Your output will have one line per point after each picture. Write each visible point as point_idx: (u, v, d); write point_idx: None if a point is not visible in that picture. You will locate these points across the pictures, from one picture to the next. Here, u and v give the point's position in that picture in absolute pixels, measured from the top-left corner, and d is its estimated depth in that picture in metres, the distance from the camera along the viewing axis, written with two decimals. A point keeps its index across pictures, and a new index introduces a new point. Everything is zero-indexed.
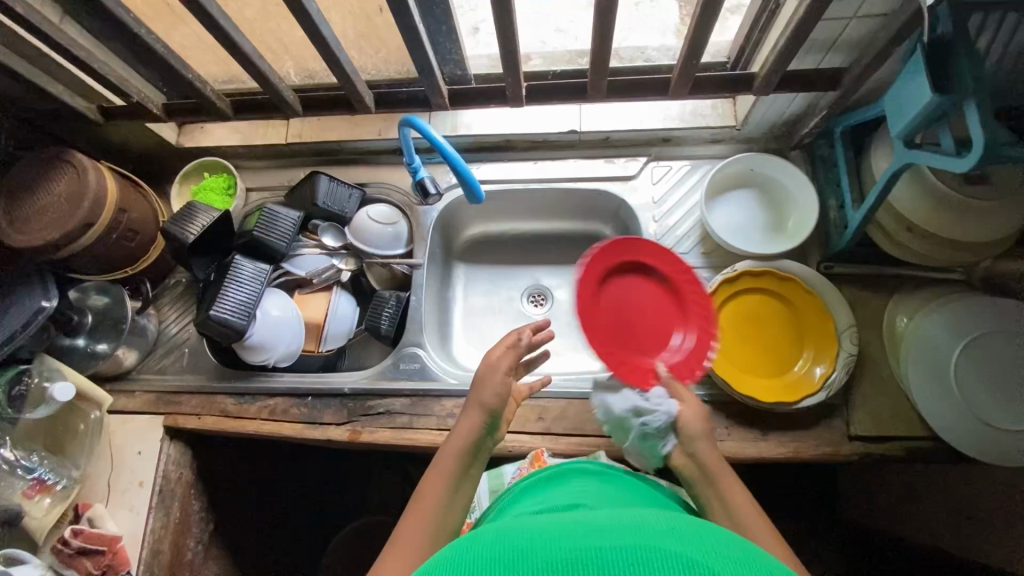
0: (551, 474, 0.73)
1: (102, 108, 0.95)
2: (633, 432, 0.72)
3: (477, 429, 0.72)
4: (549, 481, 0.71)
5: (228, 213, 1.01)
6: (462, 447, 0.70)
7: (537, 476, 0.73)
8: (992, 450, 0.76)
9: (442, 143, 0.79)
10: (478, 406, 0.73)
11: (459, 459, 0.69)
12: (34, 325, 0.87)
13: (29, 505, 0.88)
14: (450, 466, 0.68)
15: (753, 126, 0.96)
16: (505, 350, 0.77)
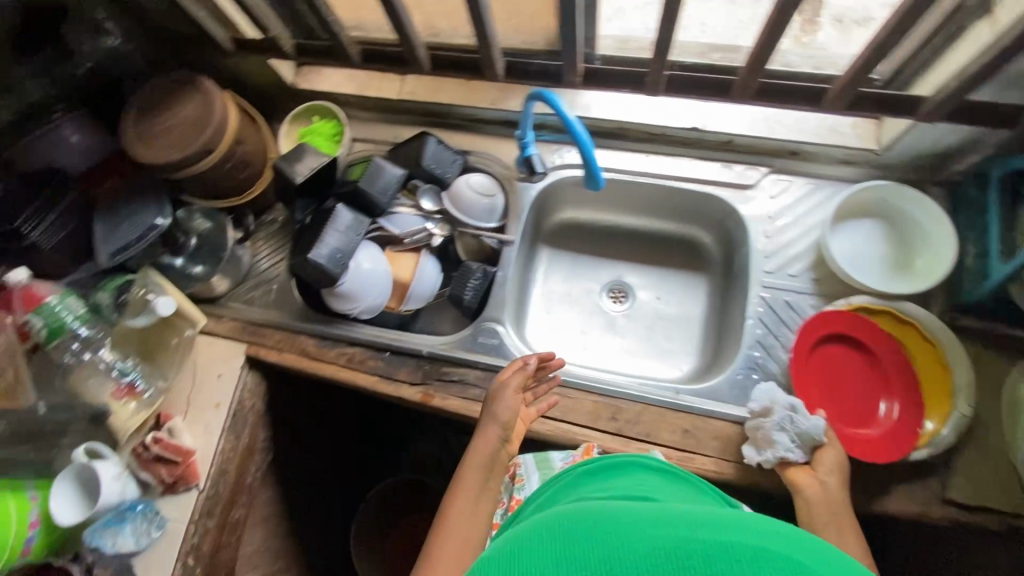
0: (602, 465, 0.71)
1: (236, 39, 0.95)
2: (777, 420, 0.78)
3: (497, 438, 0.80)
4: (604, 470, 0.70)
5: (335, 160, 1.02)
6: (483, 458, 0.78)
7: (591, 466, 0.72)
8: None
9: (573, 122, 0.73)
10: (492, 421, 0.81)
11: (484, 466, 0.78)
12: (146, 240, 0.92)
13: (115, 406, 0.93)
14: (475, 474, 0.76)
15: (894, 153, 0.89)
16: (513, 371, 0.84)
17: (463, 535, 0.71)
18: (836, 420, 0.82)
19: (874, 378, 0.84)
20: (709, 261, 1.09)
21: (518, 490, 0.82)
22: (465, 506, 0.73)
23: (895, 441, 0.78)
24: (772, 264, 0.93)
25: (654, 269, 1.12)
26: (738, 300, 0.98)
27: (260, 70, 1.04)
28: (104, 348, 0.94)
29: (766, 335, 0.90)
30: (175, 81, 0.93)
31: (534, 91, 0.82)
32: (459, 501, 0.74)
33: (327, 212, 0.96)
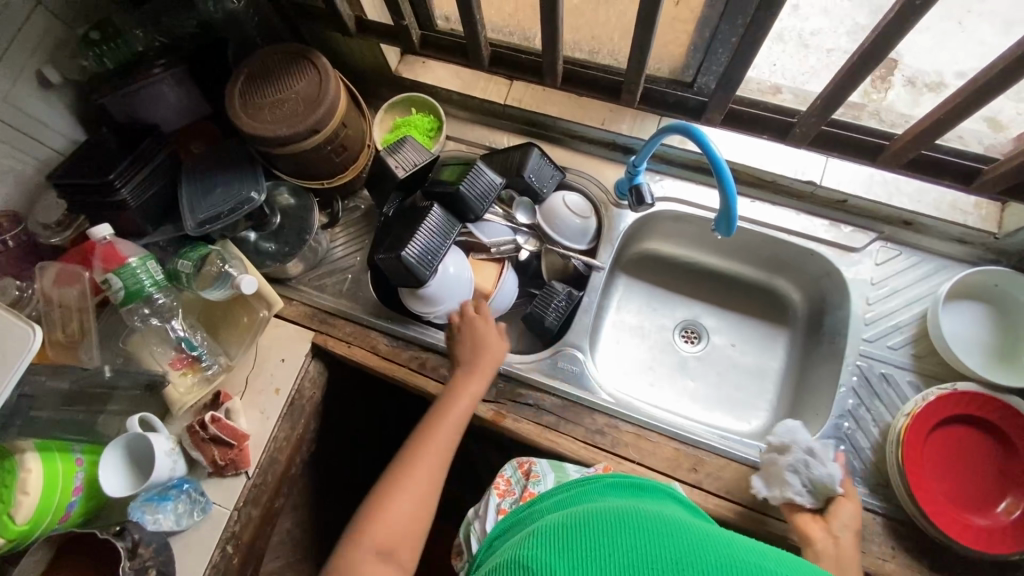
0: (627, 483, 0.60)
1: (358, 19, 0.90)
2: (797, 457, 0.77)
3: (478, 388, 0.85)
4: (624, 484, 0.59)
5: (433, 159, 0.99)
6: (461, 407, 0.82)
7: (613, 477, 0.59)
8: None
9: (721, 160, 0.72)
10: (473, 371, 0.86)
11: (466, 395, 0.84)
12: (239, 213, 0.88)
13: (174, 376, 0.90)
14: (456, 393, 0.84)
15: (1015, 241, 0.87)
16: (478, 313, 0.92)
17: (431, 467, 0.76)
18: (949, 501, 0.79)
19: (1001, 466, 0.79)
20: (794, 316, 1.06)
21: (534, 485, 0.80)
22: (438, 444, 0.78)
23: (1013, 540, 0.75)
24: (872, 332, 0.90)
25: (733, 314, 1.09)
26: (824, 363, 0.95)
27: (369, 53, 1.00)
28: (177, 319, 0.92)
29: (859, 406, 0.87)
30: (286, 53, 0.89)
31: (673, 123, 0.79)
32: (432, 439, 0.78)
33: (420, 211, 0.93)
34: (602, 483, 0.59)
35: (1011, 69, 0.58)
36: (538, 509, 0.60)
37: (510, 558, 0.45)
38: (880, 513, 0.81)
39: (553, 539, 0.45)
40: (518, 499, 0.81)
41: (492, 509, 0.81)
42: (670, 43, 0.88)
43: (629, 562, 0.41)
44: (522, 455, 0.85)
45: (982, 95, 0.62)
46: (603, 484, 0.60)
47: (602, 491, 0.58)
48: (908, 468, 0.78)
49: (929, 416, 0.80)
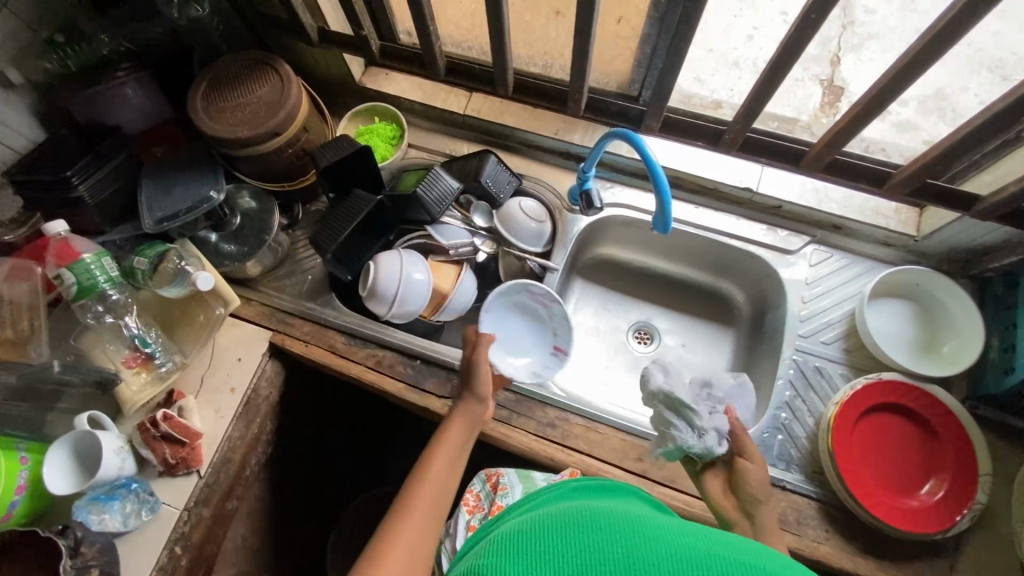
0: (591, 483, 0.62)
1: (321, 30, 0.94)
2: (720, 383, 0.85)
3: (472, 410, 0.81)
4: (591, 486, 0.61)
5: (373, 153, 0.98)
6: (459, 433, 0.76)
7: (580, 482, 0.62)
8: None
9: (656, 163, 0.77)
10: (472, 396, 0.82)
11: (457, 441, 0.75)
12: (198, 211, 0.90)
13: (127, 374, 0.89)
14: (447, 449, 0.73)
15: (932, 243, 0.94)
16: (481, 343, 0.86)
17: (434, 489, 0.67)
18: (877, 485, 0.83)
19: (923, 451, 0.84)
20: (738, 317, 1.11)
21: (501, 498, 0.83)
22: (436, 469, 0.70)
23: (935, 519, 0.80)
24: (807, 328, 0.96)
25: (683, 316, 1.14)
26: (765, 360, 1.00)
27: (333, 64, 1.05)
28: (130, 314, 0.91)
29: (795, 398, 0.92)
30: (251, 60, 0.93)
31: (616, 130, 0.85)
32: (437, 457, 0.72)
33: (350, 201, 0.97)
34: (568, 486, 0.62)
35: (903, 76, 0.65)
36: (504, 519, 0.60)
37: (469, 565, 0.46)
38: (814, 497, 0.85)
39: (511, 549, 0.43)
40: (486, 514, 0.85)
41: (464, 526, 0.84)
42: (616, 58, 0.94)
43: (585, 562, 0.40)
44: (490, 469, 0.90)
45: (882, 101, 0.69)
46: (568, 488, 0.61)
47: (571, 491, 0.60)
48: (838, 454, 0.83)
49: (857, 405, 0.85)
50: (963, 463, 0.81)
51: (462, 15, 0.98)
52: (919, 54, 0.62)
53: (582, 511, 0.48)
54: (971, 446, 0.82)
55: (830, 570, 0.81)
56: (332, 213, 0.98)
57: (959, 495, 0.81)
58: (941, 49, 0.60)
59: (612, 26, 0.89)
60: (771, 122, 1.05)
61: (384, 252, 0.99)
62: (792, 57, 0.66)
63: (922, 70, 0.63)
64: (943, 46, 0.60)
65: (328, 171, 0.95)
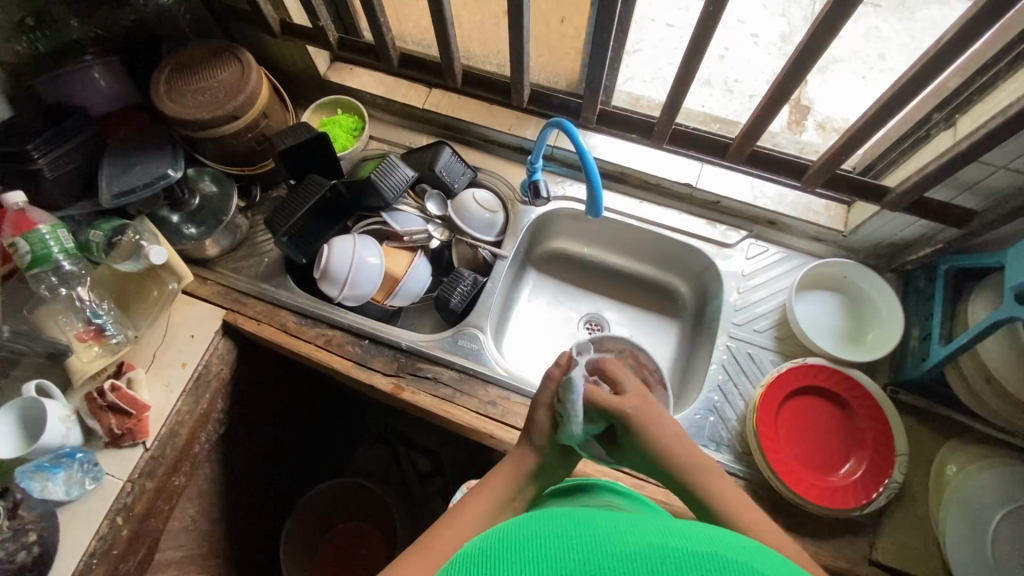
0: (568, 487, 0.72)
1: (283, 22, 1.00)
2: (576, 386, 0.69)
3: (527, 471, 0.70)
4: (577, 491, 0.70)
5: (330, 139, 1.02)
6: (502, 488, 0.68)
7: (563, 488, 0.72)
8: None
9: (587, 150, 0.82)
10: (529, 446, 0.71)
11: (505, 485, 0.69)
12: (154, 187, 0.94)
13: (79, 347, 0.91)
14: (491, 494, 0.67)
15: (859, 238, 0.99)
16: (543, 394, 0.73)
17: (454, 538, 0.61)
18: (799, 464, 0.87)
19: (844, 431, 0.88)
20: (683, 309, 1.15)
21: None
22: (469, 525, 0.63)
23: (852, 496, 0.83)
24: (741, 317, 1.00)
25: (631, 308, 1.18)
26: (704, 348, 1.04)
27: (298, 57, 1.10)
28: (82, 285, 0.93)
29: (727, 382, 0.96)
30: (214, 48, 0.97)
31: (555, 120, 0.90)
32: (473, 508, 0.65)
33: (304, 185, 1.01)
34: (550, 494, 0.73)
35: (798, 66, 0.69)
36: None
37: None
38: (740, 476, 0.88)
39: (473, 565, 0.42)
40: None
41: None
42: (563, 57, 1.00)
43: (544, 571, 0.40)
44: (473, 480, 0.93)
45: (784, 92, 0.73)
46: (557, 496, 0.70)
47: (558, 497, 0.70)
48: (761, 434, 0.86)
49: (780, 387, 0.89)
50: (880, 442, 0.85)
51: (420, 15, 1.04)
52: (809, 45, 0.66)
53: (538, 520, 0.47)
54: (888, 426, 0.86)
55: None
56: (289, 196, 1.01)
57: (875, 473, 0.84)
58: (828, 40, 0.65)
59: (556, 26, 0.94)
60: (714, 124, 1.12)
61: (337, 237, 1.02)
62: (699, 52, 0.72)
63: (814, 61, 0.68)
64: (825, 41, 0.65)
65: (286, 154, 0.99)
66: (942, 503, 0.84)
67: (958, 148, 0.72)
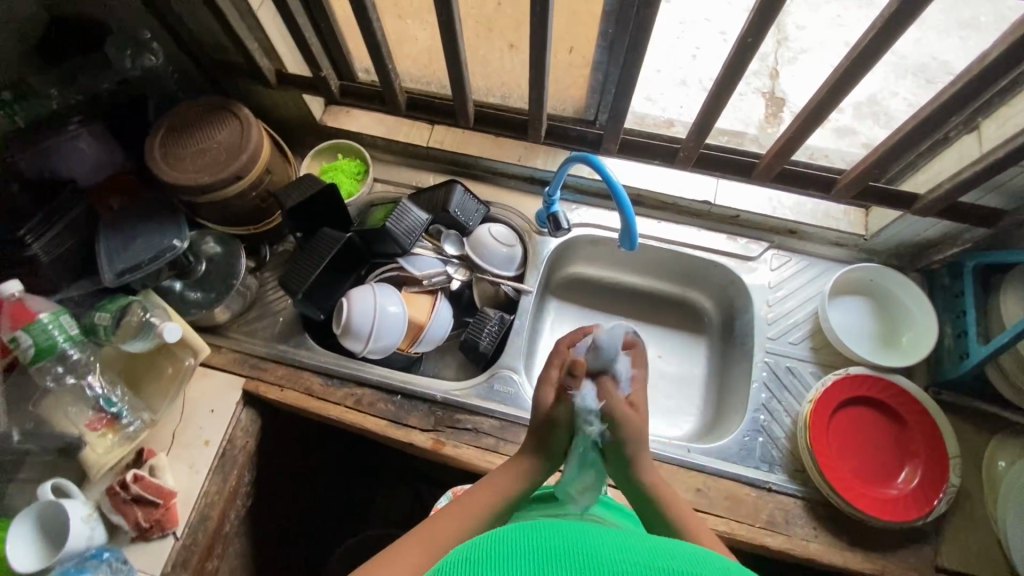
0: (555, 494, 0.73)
1: (279, 73, 0.96)
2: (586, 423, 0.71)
3: (531, 474, 0.71)
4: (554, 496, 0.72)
5: (338, 188, 0.98)
6: (516, 479, 0.70)
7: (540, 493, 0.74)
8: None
9: (617, 183, 0.80)
10: (537, 453, 0.72)
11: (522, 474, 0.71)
12: (161, 260, 0.89)
13: (91, 437, 0.85)
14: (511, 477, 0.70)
15: (880, 240, 1.00)
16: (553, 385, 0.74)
17: (457, 521, 0.64)
18: (857, 479, 0.86)
19: (895, 440, 0.88)
20: (709, 324, 1.14)
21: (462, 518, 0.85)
22: (479, 513, 0.65)
23: (914, 507, 0.82)
24: (774, 330, 1.00)
25: (657, 328, 1.16)
26: (739, 364, 1.03)
27: (292, 104, 1.05)
28: (92, 372, 0.87)
29: (771, 399, 0.95)
30: (208, 105, 0.92)
31: (576, 153, 0.87)
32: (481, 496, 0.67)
33: (317, 239, 0.97)
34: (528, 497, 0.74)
35: (835, 89, 0.68)
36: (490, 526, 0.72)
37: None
38: (798, 496, 0.87)
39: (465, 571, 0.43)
40: None
41: None
42: (570, 86, 0.98)
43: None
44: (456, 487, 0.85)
45: (818, 114, 0.72)
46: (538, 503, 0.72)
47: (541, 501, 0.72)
48: (818, 454, 0.85)
49: (828, 402, 0.88)
50: (933, 448, 0.85)
51: (418, 52, 1.00)
52: (849, 67, 0.65)
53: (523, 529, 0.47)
54: (940, 431, 0.86)
55: (822, 568, 0.83)
56: (301, 252, 0.97)
57: (933, 480, 0.84)
58: (869, 64, 0.64)
59: (564, 56, 0.93)
60: (721, 137, 1.11)
61: (355, 289, 0.98)
62: (732, 80, 0.70)
63: (852, 84, 0.67)
64: (865, 65, 0.64)
65: (294, 210, 0.95)
66: (997, 502, 0.85)
67: (994, 155, 0.71)
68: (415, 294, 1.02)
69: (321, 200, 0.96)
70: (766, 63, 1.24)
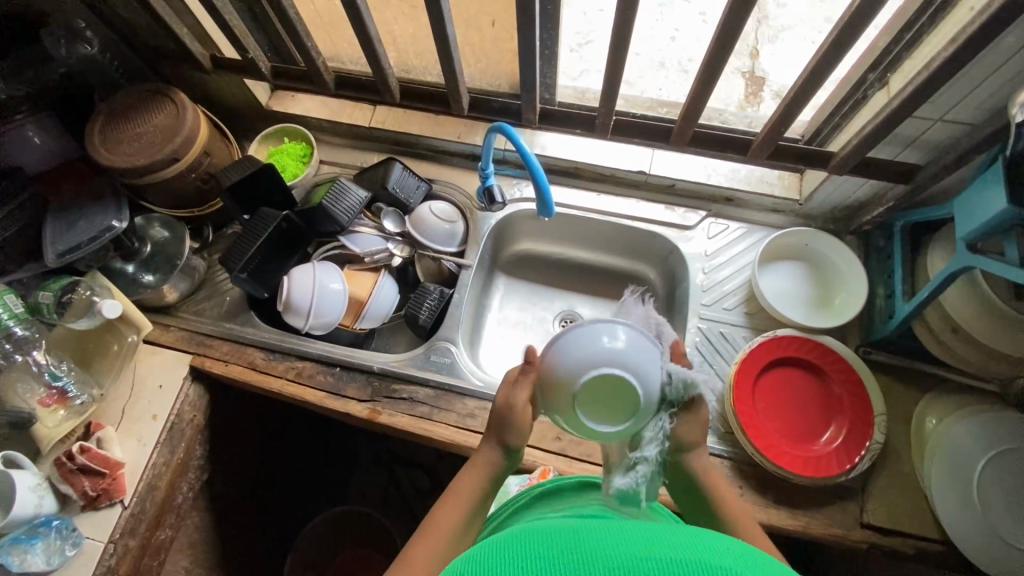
0: (557, 489, 0.68)
1: (213, 57, 0.99)
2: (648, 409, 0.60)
3: (494, 474, 0.65)
4: (558, 491, 0.67)
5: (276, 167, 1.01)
6: (477, 484, 0.64)
7: (547, 488, 0.69)
8: (994, 560, 0.76)
9: (529, 151, 0.81)
10: (496, 446, 0.65)
11: (483, 474, 0.64)
12: (101, 241, 0.92)
13: (42, 412, 0.89)
14: (474, 484, 0.64)
15: (815, 204, 0.99)
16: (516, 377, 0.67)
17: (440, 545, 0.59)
18: (783, 439, 0.86)
19: (822, 398, 0.89)
20: (654, 295, 1.14)
21: None
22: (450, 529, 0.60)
23: (834, 462, 0.83)
24: (709, 298, 1.00)
25: (604, 300, 1.17)
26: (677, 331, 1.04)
27: (235, 89, 1.08)
28: (38, 349, 0.91)
29: (702, 363, 0.96)
30: (144, 91, 0.95)
31: (496, 125, 0.89)
32: (451, 513, 0.61)
33: (256, 219, 0.99)
34: (536, 496, 0.69)
35: (723, 46, 0.69)
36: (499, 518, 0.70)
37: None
38: (725, 457, 0.88)
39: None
40: None
41: None
42: (500, 61, 0.99)
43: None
44: None
45: (714, 69, 0.72)
46: (540, 499, 0.67)
47: (542, 499, 0.67)
48: (740, 414, 0.86)
49: (753, 362, 0.89)
50: (856, 404, 0.86)
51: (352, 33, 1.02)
52: (729, 21, 0.65)
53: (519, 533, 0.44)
54: (863, 385, 0.87)
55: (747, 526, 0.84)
56: (242, 232, 0.99)
57: (855, 437, 0.84)
58: (746, 17, 0.64)
59: (488, 30, 0.94)
60: (661, 108, 1.10)
61: (297, 267, 1.00)
62: (625, 41, 0.71)
63: (736, 39, 0.68)
64: (742, 19, 0.64)
65: (232, 190, 0.98)
66: (923, 458, 0.85)
67: (893, 107, 0.71)
68: (358, 272, 1.05)
69: (259, 180, 0.99)
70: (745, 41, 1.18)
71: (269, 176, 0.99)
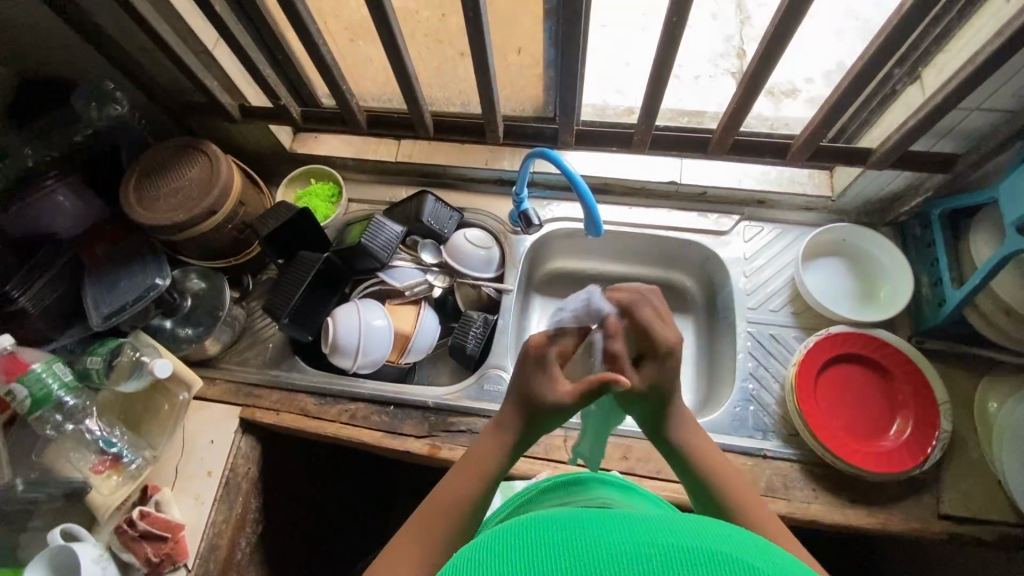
0: (566, 478, 0.63)
1: (242, 106, 0.99)
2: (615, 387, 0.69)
3: (510, 438, 0.62)
4: (568, 483, 0.63)
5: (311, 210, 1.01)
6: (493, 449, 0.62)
7: (553, 480, 0.65)
8: None
9: (575, 174, 0.82)
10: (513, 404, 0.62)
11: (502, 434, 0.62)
12: (146, 299, 0.91)
13: (96, 480, 0.86)
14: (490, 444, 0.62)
15: (847, 199, 1.01)
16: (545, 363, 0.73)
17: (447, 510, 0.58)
18: (849, 436, 0.86)
19: (886, 394, 0.89)
20: (692, 302, 1.15)
21: None
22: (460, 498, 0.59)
23: (905, 456, 0.83)
24: (754, 301, 1.01)
25: None
26: (724, 336, 1.04)
27: (260, 136, 1.08)
28: (89, 417, 0.90)
29: (758, 367, 0.96)
30: (175, 146, 0.95)
31: (535, 150, 0.89)
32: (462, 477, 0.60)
33: (296, 262, 0.99)
34: (542, 486, 0.65)
35: (767, 57, 0.70)
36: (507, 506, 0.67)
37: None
38: (795, 459, 0.87)
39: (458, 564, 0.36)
40: None
41: None
42: (525, 86, 1.00)
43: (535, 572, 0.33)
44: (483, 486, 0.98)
45: (758, 79, 0.73)
46: (548, 491, 0.63)
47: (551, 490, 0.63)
48: (806, 415, 0.86)
49: (813, 361, 0.90)
50: (923, 398, 0.86)
51: (376, 72, 1.03)
52: (776, 30, 0.66)
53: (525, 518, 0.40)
54: (930, 381, 0.87)
55: (826, 529, 0.83)
56: (282, 277, 0.99)
57: (924, 431, 0.84)
58: (791, 29, 0.65)
59: (513, 57, 0.96)
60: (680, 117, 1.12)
61: (339, 307, 0.99)
62: (669, 59, 0.72)
63: (781, 49, 0.69)
64: (788, 30, 0.66)
65: (270, 237, 0.97)
66: (992, 443, 0.85)
67: (934, 101, 0.73)
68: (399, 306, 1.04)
69: (296, 225, 0.99)
70: (732, 44, 1.21)
71: (307, 219, 0.99)
